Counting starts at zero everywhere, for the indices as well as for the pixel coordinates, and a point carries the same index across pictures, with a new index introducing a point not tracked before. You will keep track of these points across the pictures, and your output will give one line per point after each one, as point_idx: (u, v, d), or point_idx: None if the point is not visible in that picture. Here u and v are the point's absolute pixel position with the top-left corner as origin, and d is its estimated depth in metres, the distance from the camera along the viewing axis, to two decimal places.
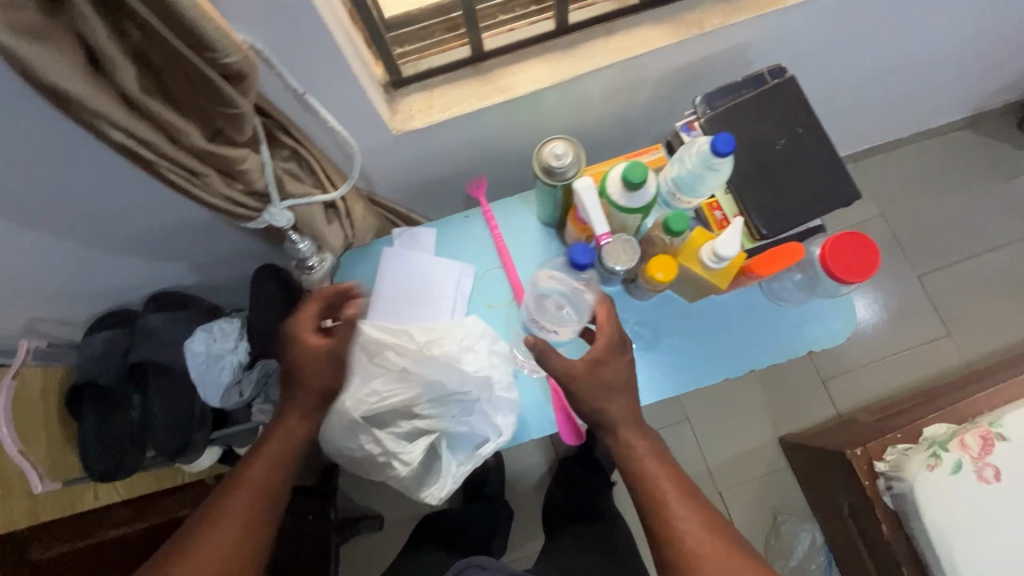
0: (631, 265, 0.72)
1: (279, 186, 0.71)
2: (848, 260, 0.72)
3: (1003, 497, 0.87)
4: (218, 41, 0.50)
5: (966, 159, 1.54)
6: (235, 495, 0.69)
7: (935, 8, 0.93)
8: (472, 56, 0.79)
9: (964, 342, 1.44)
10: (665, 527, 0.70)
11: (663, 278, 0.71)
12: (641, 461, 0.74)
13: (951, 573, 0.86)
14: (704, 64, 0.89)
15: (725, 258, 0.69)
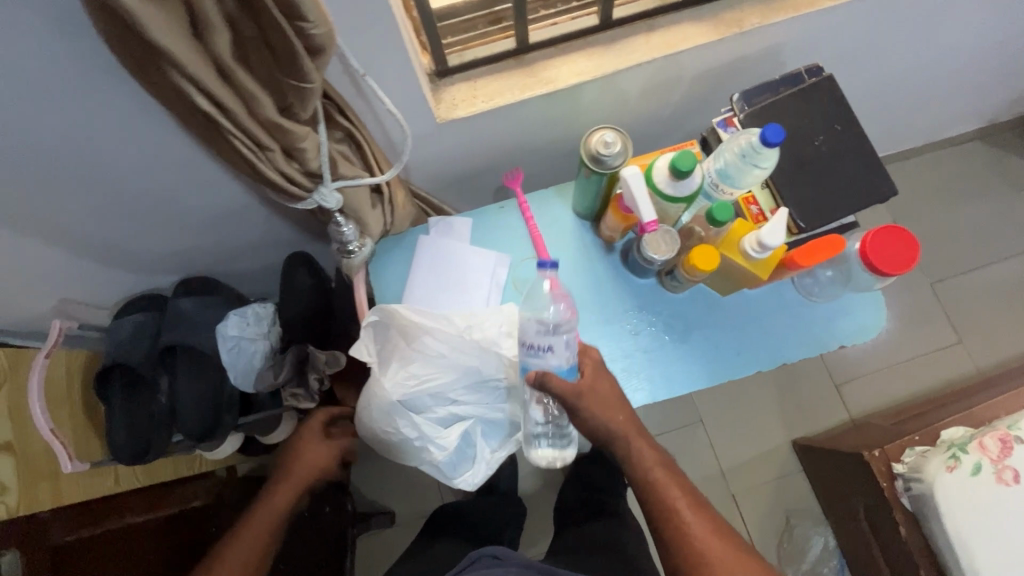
0: (670, 255, 0.73)
1: (332, 167, 0.66)
2: (885, 255, 0.67)
3: (1016, 495, 1.04)
4: (311, 10, 0.42)
5: (972, 174, 1.70)
6: (238, 540, 0.77)
7: (966, 15, 0.94)
8: (516, 48, 0.80)
9: (974, 351, 1.59)
10: (677, 532, 0.76)
11: (705, 268, 0.70)
12: (650, 469, 0.78)
13: (971, 565, 1.03)
14: (740, 63, 0.87)
15: (770, 248, 0.67)
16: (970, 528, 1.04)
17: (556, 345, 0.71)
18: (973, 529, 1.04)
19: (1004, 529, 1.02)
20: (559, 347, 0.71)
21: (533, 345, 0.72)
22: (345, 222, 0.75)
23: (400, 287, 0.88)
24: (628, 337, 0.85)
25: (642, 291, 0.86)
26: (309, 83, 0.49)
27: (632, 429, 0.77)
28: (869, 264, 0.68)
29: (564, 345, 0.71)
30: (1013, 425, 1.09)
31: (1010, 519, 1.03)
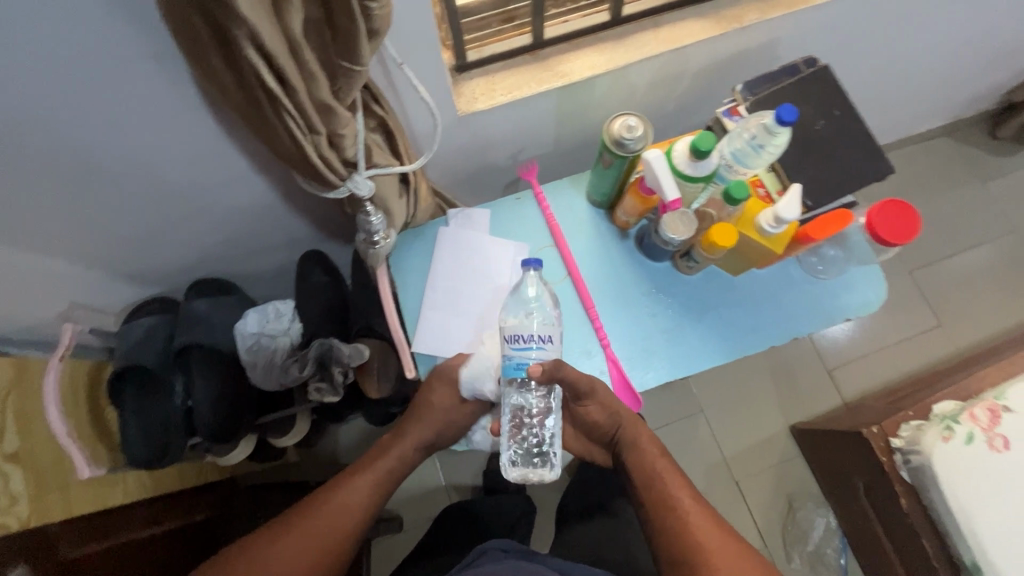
0: (688, 235, 0.76)
1: (366, 156, 0.68)
2: (891, 224, 0.72)
3: (1008, 461, 1.10)
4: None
5: (942, 167, 1.80)
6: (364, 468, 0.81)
7: (944, 10, 1.02)
8: (532, 44, 0.83)
9: (954, 332, 1.68)
10: (676, 521, 0.76)
11: (723, 245, 0.74)
12: (655, 463, 0.82)
13: (970, 529, 1.09)
14: (740, 57, 0.92)
15: (785, 222, 0.71)
16: (968, 493, 1.10)
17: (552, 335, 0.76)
18: (972, 495, 1.09)
19: (996, 491, 1.09)
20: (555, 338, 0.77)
21: (533, 336, 0.76)
22: (376, 213, 0.77)
23: (422, 278, 0.89)
24: (646, 319, 0.88)
25: (657, 274, 0.90)
26: (362, 66, 0.51)
27: (634, 421, 0.84)
28: (875, 236, 0.73)
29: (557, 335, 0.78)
30: (1000, 395, 1.15)
31: (1002, 482, 1.09)
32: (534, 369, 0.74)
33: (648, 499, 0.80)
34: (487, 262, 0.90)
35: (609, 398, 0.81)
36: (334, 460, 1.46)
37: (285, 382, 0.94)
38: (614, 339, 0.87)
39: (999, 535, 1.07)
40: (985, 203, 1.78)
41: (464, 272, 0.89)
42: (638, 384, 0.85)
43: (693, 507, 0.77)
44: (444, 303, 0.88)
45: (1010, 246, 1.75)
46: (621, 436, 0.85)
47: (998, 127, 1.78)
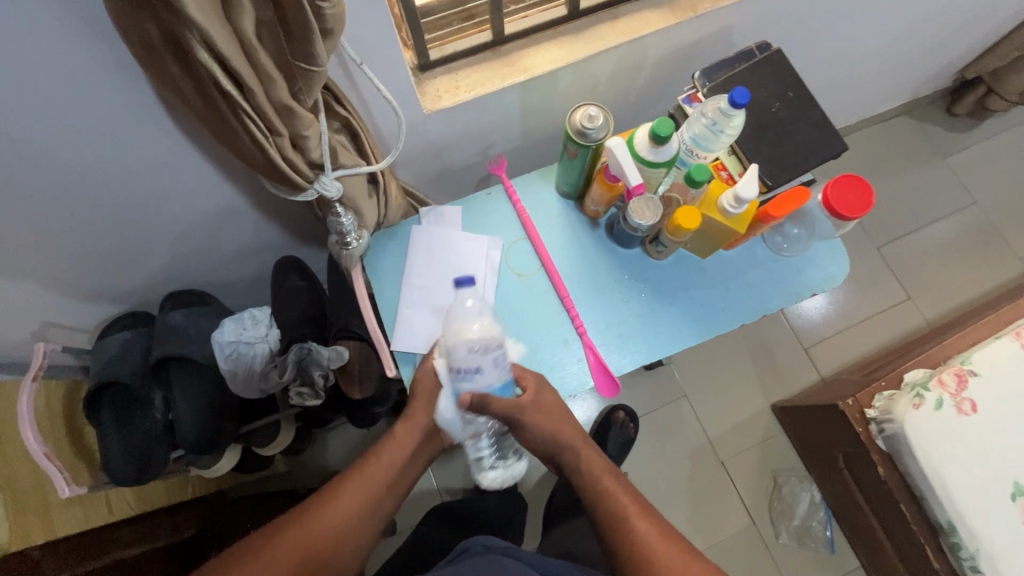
0: (654, 220, 0.79)
1: (332, 157, 0.69)
2: (847, 197, 0.75)
3: (976, 423, 1.14)
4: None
5: (903, 144, 1.86)
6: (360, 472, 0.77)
7: None
8: (493, 40, 0.84)
9: (923, 304, 1.73)
10: (629, 537, 0.72)
11: (687, 228, 0.76)
12: (600, 477, 0.79)
13: (944, 491, 1.13)
14: (697, 45, 0.95)
15: (745, 201, 0.74)
16: (940, 456, 1.14)
17: (483, 366, 0.76)
18: (944, 457, 1.13)
19: (965, 453, 1.13)
20: (487, 367, 0.76)
21: (462, 368, 0.77)
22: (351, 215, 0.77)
23: (398, 276, 0.90)
24: (620, 304, 0.90)
25: (629, 260, 0.92)
26: (319, 66, 0.52)
27: (580, 437, 0.83)
28: (831, 211, 0.76)
29: (490, 365, 0.76)
30: (966, 360, 1.19)
31: (970, 444, 1.13)
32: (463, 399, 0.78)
33: (598, 517, 0.76)
34: (464, 256, 0.90)
35: (550, 414, 0.81)
36: (322, 466, 1.45)
37: (267, 388, 0.94)
38: (590, 325, 0.88)
39: (969, 494, 1.11)
40: (946, 179, 1.84)
41: (440, 268, 0.90)
42: (615, 368, 0.87)
43: (642, 520, 0.74)
44: (422, 299, 0.88)
45: (971, 218, 1.81)
46: (565, 454, 0.83)
47: (954, 104, 1.84)
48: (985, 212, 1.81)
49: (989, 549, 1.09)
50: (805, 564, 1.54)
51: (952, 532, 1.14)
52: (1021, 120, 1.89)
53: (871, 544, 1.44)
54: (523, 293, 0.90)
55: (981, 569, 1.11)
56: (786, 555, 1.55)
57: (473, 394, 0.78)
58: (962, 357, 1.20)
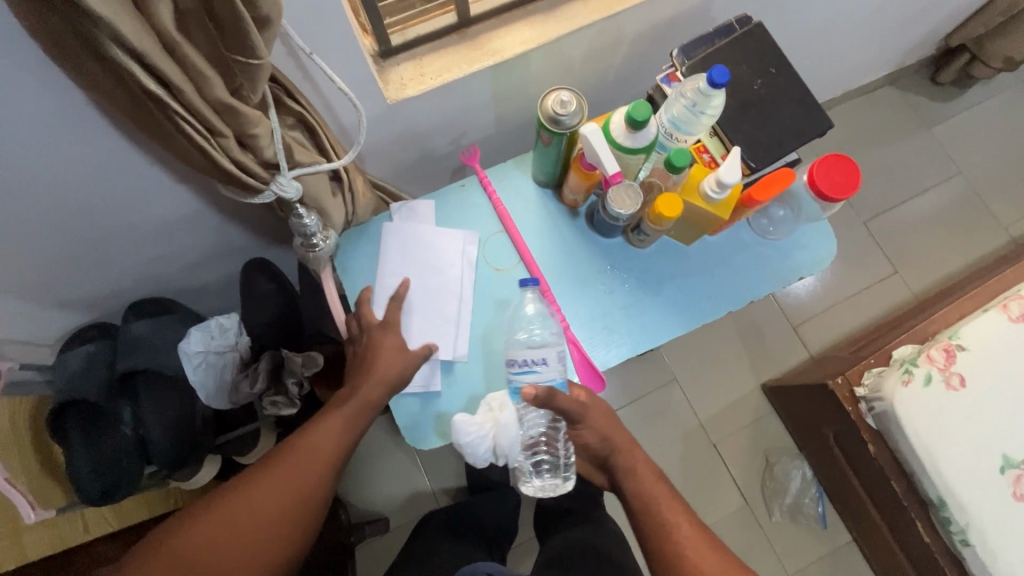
0: (634, 210, 0.75)
1: (287, 155, 0.64)
2: (834, 178, 0.72)
3: (963, 398, 1.13)
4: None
5: (889, 115, 1.83)
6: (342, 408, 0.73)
7: None
8: (458, 22, 0.79)
9: (911, 277, 1.72)
10: (675, 547, 0.73)
11: (669, 215, 0.72)
12: (650, 486, 0.79)
13: (934, 468, 1.13)
14: (676, 19, 0.90)
15: (727, 186, 0.70)
16: (930, 433, 1.13)
17: (549, 357, 0.76)
18: (934, 434, 1.13)
19: (954, 429, 1.12)
20: (552, 360, 0.76)
21: (527, 360, 0.75)
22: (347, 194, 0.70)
23: (371, 276, 0.86)
24: (603, 297, 0.87)
25: (611, 250, 0.88)
26: (260, 60, 0.48)
27: (626, 443, 0.82)
28: (817, 192, 0.72)
29: (556, 357, 0.76)
30: (954, 335, 1.18)
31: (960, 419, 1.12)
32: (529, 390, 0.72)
33: (642, 523, 0.77)
34: (442, 252, 0.86)
35: (603, 423, 0.81)
36: None
37: (238, 399, 0.91)
38: (573, 319, 0.85)
39: (959, 470, 1.11)
40: (930, 149, 1.82)
41: (418, 266, 0.86)
42: (601, 362, 0.84)
43: (686, 532, 0.74)
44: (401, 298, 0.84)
45: (956, 188, 1.79)
46: (616, 457, 0.82)
47: (939, 72, 1.81)
48: (969, 181, 1.80)
49: (979, 523, 1.10)
50: (798, 541, 1.55)
51: (943, 507, 1.14)
52: (1004, 86, 1.86)
53: (863, 518, 1.45)
54: (505, 289, 0.86)
55: (970, 543, 1.11)
56: (779, 533, 1.56)
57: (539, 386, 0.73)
58: (951, 332, 1.19)
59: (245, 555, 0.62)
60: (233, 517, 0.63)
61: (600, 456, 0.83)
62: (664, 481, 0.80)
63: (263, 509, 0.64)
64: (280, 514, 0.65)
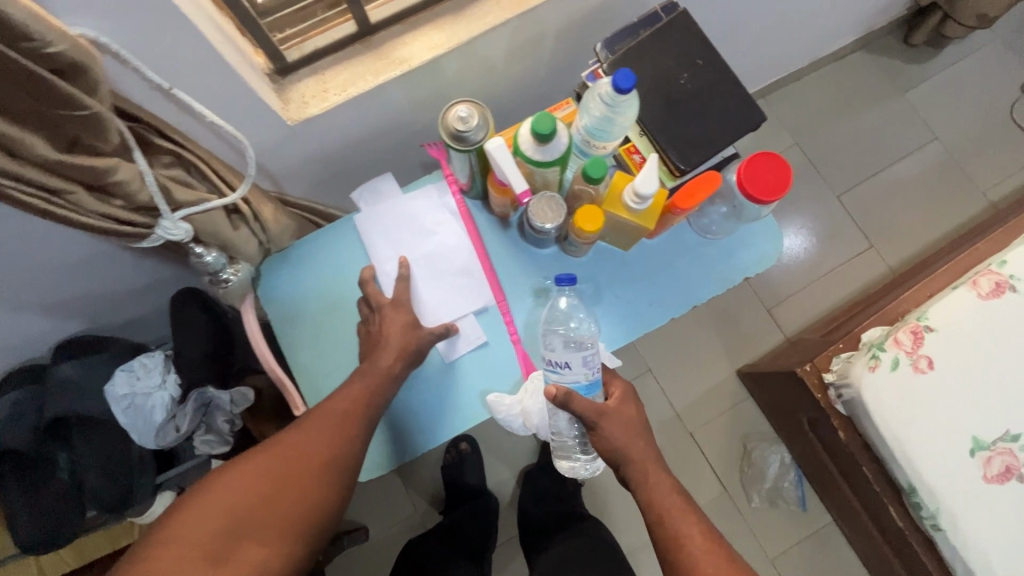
0: (559, 221, 0.71)
1: (166, 196, 0.60)
2: (765, 178, 0.68)
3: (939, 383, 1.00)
4: (34, 26, 0.39)
5: (861, 81, 1.76)
6: (334, 398, 0.70)
7: None
8: (358, 31, 0.73)
9: (886, 252, 1.68)
10: (686, 561, 0.68)
11: (592, 230, 0.69)
12: (665, 498, 0.72)
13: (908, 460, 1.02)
14: (604, 8, 0.84)
15: (647, 197, 0.66)
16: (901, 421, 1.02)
17: (573, 362, 0.71)
18: (898, 420, 1.00)
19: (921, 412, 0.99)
20: (576, 364, 0.71)
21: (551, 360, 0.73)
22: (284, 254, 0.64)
23: (298, 302, 0.82)
24: (537, 311, 0.83)
25: (545, 260, 0.84)
26: (84, 108, 0.46)
27: (645, 454, 0.74)
28: (746, 194, 0.68)
29: (581, 362, 0.71)
30: (922, 315, 1.04)
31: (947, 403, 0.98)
32: (548, 390, 0.71)
33: (657, 536, 0.71)
34: (431, 225, 0.84)
35: (623, 413, 0.74)
36: None
37: (165, 441, 0.90)
38: (522, 331, 0.83)
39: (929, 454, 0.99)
40: (904, 116, 1.76)
41: (409, 242, 0.83)
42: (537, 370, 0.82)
43: (705, 544, 0.69)
44: None
45: (932, 155, 1.73)
46: (627, 469, 0.73)
47: (911, 33, 1.73)
48: (946, 147, 1.73)
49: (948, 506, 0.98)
50: (776, 525, 1.55)
51: (913, 492, 1.02)
52: (981, 44, 1.78)
53: (841, 503, 1.43)
54: (500, 260, 0.85)
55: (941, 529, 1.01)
56: (758, 519, 1.55)
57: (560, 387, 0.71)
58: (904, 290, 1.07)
59: (276, 513, 0.62)
60: (211, 504, 0.60)
61: (613, 466, 0.75)
62: (681, 494, 0.73)
63: (238, 497, 0.61)
64: (312, 477, 0.65)
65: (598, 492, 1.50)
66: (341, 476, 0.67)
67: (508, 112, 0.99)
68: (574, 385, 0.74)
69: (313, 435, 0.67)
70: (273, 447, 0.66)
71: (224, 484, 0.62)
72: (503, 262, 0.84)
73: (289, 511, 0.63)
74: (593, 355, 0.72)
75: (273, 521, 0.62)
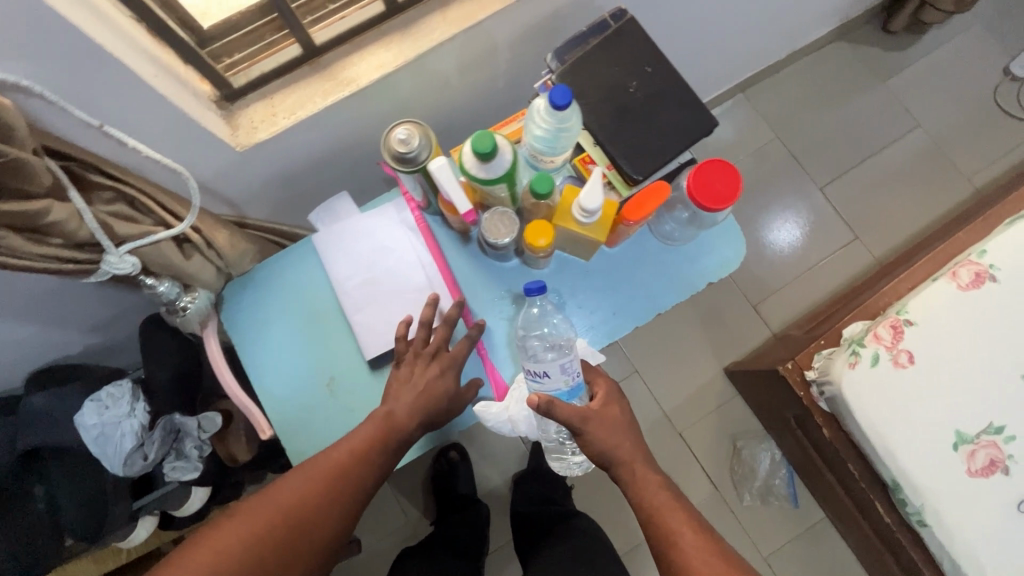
0: (514, 235, 0.71)
1: (107, 232, 0.62)
2: (716, 187, 0.68)
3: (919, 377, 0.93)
4: None
5: (840, 72, 1.74)
6: (345, 441, 0.70)
7: None
8: (304, 53, 0.73)
9: (871, 243, 1.66)
10: (678, 558, 0.68)
11: (545, 243, 0.69)
12: (655, 494, 0.72)
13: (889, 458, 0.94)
14: (557, 17, 0.83)
15: (594, 211, 0.67)
16: (877, 413, 0.94)
17: (550, 370, 0.69)
18: (886, 419, 0.94)
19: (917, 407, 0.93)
20: (555, 373, 0.69)
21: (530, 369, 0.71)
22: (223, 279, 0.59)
23: (261, 325, 0.82)
24: (500, 325, 0.83)
25: (507, 273, 0.84)
26: (3, 156, 0.47)
27: (634, 454, 0.74)
28: (696, 204, 0.68)
29: (559, 370, 0.69)
30: (902, 309, 0.97)
31: (934, 395, 0.92)
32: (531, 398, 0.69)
33: (649, 534, 0.71)
34: (393, 243, 0.84)
35: (608, 411, 0.75)
36: None
37: (134, 471, 0.89)
38: (492, 341, 0.82)
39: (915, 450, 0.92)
40: (886, 104, 1.74)
41: (370, 261, 0.83)
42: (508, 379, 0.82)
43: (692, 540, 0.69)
44: (361, 298, 0.82)
45: (915, 143, 1.71)
46: (617, 468, 0.74)
47: (889, 21, 1.71)
48: (929, 134, 1.71)
49: (935, 503, 0.92)
50: (769, 522, 1.54)
51: (897, 489, 0.96)
52: (961, 28, 1.76)
53: (832, 499, 1.42)
54: (463, 274, 0.84)
55: (926, 523, 0.94)
56: (751, 517, 1.54)
57: (541, 394, 0.70)
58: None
59: (288, 554, 0.64)
60: (225, 546, 0.62)
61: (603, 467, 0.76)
62: (670, 490, 0.73)
63: (251, 539, 0.63)
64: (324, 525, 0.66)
65: (588, 496, 1.50)
66: (350, 519, 0.68)
67: (470, 123, 0.99)
68: (555, 392, 0.72)
69: (322, 484, 0.67)
70: (284, 489, 0.67)
71: (241, 520, 0.64)
72: (467, 276, 0.84)
73: (305, 553, 0.66)
74: (571, 361, 0.70)
75: (292, 567, 0.64)
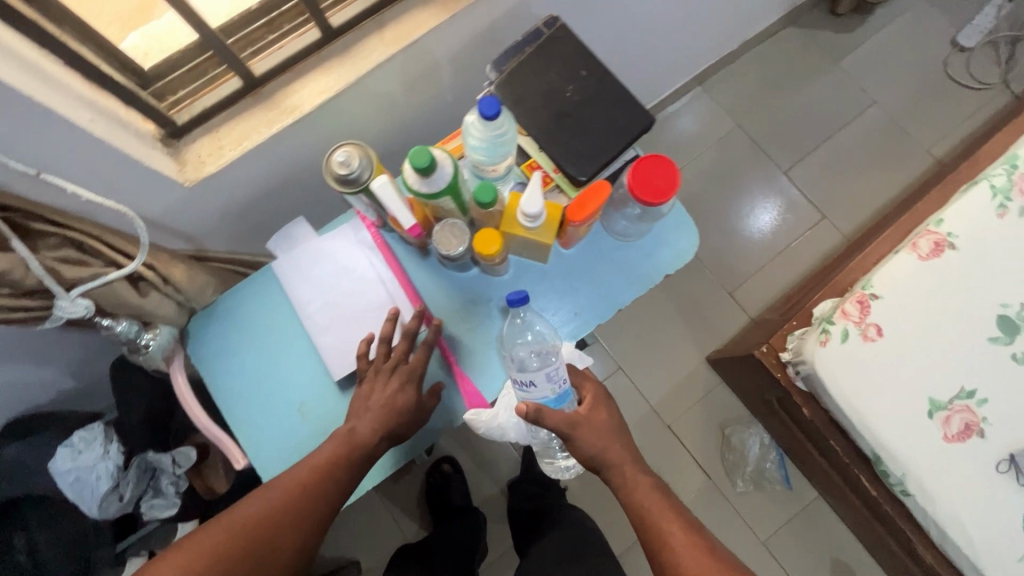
0: (465, 245, 0.72)
1: (54, 277, 0.64)
2: (655, 182, 0.70)
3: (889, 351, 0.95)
4: None
5: (795, 56, 1.78)
6: (313, 455, 0.70)
7: None
8: (245, 86, 0.74)
9: (839, 220, 1.69)
10: (669, 559, 0.69)
11: (497, 250, 0.70)
12: (643, 495, 0.74)
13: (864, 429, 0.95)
14: (494, 27, 0.85)
15: (537, 214, 0.69)
16: (849, 386, 0.96)
17: (536, 380, 0.70)
18: (858, 393, 0.95)
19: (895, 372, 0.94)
20: (541, 381, 0.70)
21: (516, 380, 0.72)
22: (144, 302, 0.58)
23: (227, 355, 0.83)
24: (463, 334, 0.83)
25: (466, 282, 0.85)
26: None
27: (625, 457, 0.75)
28: (635, 199, 0.70)
29: (545, 378, 0.70)
30: (866, 284, 0.99)
31: (904, 365, 0.94)
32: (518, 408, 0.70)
33: (642, 533, 0.73)
34: (350, 260, 0.84)
35: (596, 416, 0.76)
36: None
37: (108, 512, 0.90)
38: (457, 350, 0.83)
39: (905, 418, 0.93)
40: (843, 84, 1.77)
41: (329, 281, 0.84)
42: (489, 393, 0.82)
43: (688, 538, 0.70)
44: (323, 320, 0.82)
45: (873, 120, 1.75)
46: (609, 472, 0.76)
47: (839, 3, 1.75)
48: (886, 111, 1.75)
49: (917, 471, 0.93)
50: (764, 506, 1.55)
51: (877, 462, 0.96)
52: (910, 6, 1.80)
53: (823, 479, 1.43)
54: (424, 285, 0.85)
55: (910, 493, 0.94)
56: (746, 502, 1.55)
57: (529, 403, 0.71)
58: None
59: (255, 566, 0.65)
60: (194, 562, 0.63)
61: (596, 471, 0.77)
62: (664, 493, 0.75)
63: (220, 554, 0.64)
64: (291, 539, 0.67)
65: (583, 496, 1.50)
66: (317, 535, 0.69)
67: (423, 137, 1.00)
68: (543, 399, 0.73)
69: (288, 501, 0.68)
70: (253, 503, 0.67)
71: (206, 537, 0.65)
72: (427, 287, 0.85)
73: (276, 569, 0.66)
74: (556, 369, 0.70)
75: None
